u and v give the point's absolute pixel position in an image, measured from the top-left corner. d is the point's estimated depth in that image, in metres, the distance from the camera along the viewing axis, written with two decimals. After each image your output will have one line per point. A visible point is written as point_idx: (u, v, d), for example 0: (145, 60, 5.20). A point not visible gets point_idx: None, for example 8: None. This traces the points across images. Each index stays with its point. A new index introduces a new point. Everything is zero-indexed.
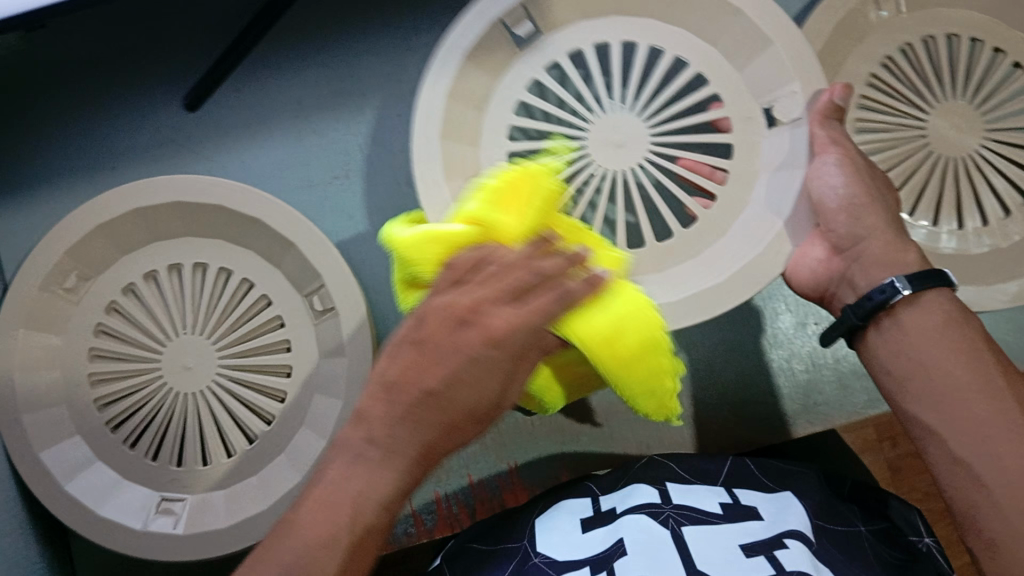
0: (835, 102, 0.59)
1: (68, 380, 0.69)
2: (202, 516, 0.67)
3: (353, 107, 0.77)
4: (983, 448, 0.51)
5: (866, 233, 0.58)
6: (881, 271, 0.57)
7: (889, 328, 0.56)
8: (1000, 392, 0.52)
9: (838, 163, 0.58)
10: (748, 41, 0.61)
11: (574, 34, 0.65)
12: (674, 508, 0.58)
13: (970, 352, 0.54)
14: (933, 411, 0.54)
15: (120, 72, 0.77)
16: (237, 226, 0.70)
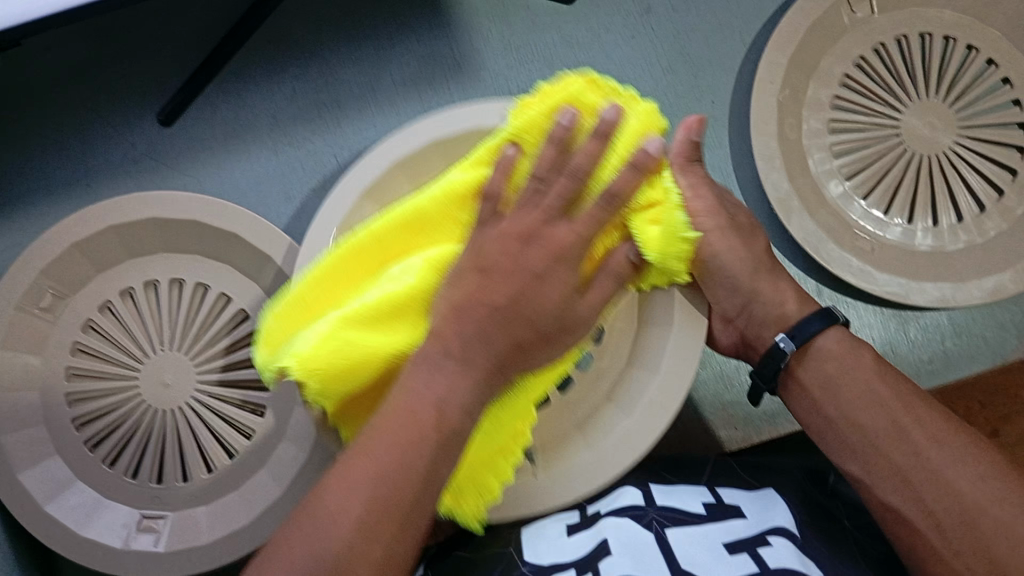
0: (692, 141, 0.59)
1: (46, 399, 0.68)
2: (185, 532, 0.67)
3: (330, 119, 0.77)
4: (906, 493, 0.50)
5: (747, 296, 0.59)
6: (771, 329, 0.58)
7: (793, 387, 0.57)
8: (903, 430, 0.52)
9: (714, 225, 0.58)
10: None
11: None
12: (658, 510, 0.58)
13: (878, 400, 0.53)
14: (857, 462, 0.53)
15: (94, 89, 0.77)
16: (214, 240, 0.69)
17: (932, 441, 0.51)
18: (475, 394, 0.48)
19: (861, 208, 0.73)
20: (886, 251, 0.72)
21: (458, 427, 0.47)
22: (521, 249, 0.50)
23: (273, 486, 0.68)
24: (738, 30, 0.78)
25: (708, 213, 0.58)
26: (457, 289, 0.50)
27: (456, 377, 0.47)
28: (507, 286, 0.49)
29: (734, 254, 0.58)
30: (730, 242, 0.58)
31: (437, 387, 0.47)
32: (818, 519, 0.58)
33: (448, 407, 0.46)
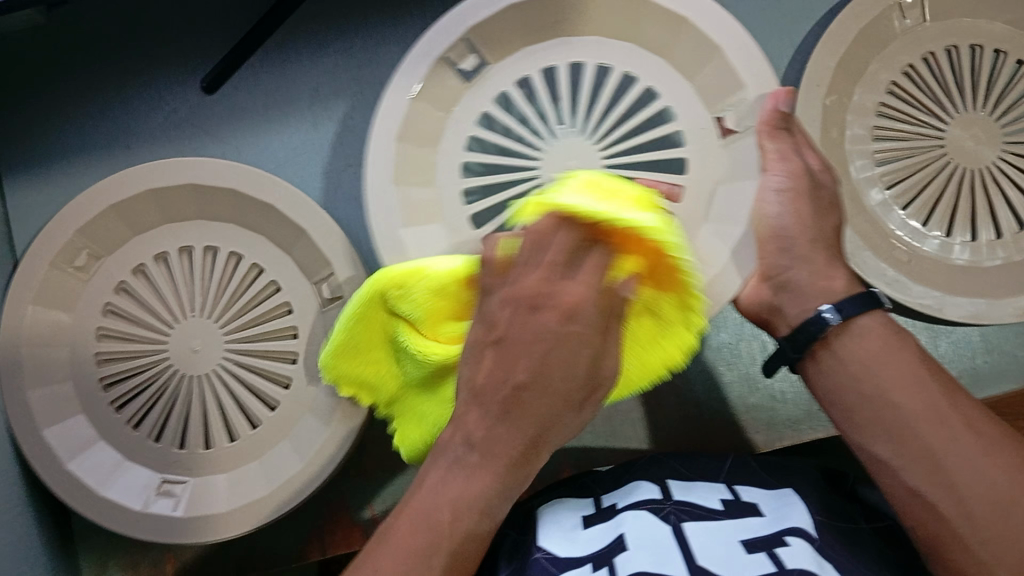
0: (779, 110, 0.59)
1: (76, 355, 0.69)
2: (203, 498, 0.68)
3: (370, 96, 0.77)
4: (938, 478, 0.49)
5: (793, 262, 0.57)
6: (811, 298, 0.55)
7: (827, 359, 0.54)
8: (943, 414, 0.50)
9: (778, 189, 0.58)
10: (701, 51, 0.63)
11: (552, 51, 0.65)
12: (675, 504, 0.58)
13: (913, 378, 0.52)
14: (889, 443, 0.51)
15: (139, 53, 0.77)
16: (249, 210, 0.69)
17: (966, 427, 0.50)
18: (497, 486, 0.48)
19: (899, 218, 0.72)
20: (922, 263, 0.71)
21: (473, 527, 0.48)
22: (535, 329, 0.48)
23: (293, 458, 0.67)
24: (784, 33, 0.78)
25: (780, 176, 0.58)
26: (478, 365, 0.49)
27: (479, 472, 0.48)
28: (528, 360, 0.48)
29: (794, 221, 0.57)
30: (799, 210, 0.57)
31: (454, 486, 0.48)
32: (836, 520, 0.58)
33: (463, 508, 0.48)
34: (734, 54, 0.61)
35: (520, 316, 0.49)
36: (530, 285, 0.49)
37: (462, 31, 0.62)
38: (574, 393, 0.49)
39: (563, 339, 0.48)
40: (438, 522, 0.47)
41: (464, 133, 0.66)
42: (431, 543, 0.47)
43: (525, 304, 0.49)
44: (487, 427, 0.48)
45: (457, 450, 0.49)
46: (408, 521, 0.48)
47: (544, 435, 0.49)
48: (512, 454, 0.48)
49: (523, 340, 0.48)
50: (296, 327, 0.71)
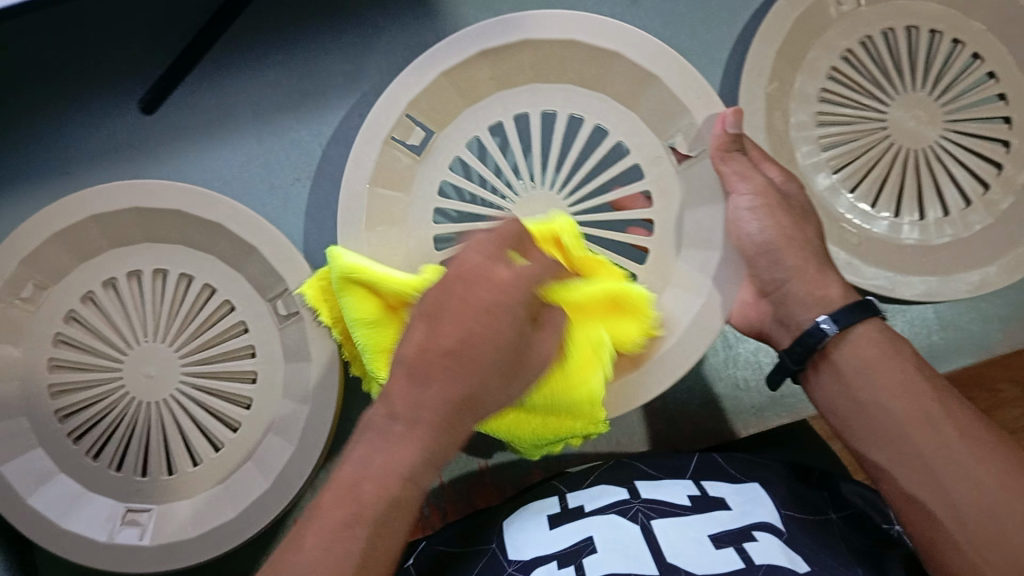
0: (728, 132, 0.60)
1: (27, 389, 0.68)
2: (169, 525, 0.67)
3: (316, 107, 0.76)
4: (929, 482, 0.50)
5: (788, 275, 0.58)
6: (804, 311, 0.57)
7: (825, 369, 0.55)
8: (934, 420, 0.51)
9: (750, 208, 0.59)
10: (635, 79, 0.64)
11: (492, 109, 0.66)
12: (643, 503, 0.58)
13: (908, 384, 0.52)
14: (884, 449, 0.52)
15: (74, 77, 0.76)
16: (199, 230, 0.69)
17: (960, 435, 0.50)
18: (430, 453, 0.46)
19: (848, 201, 0.73)
20: (873, 245, 0.72)
21: (405, 500, 0.46)
22: (462, 297, 0.47)
23: (258, 478, 0.67)
24: (725, 24, 0.78)
25: (749, 195, 0.59)
26: (411, 334, 0.48)
27: (405, 440, 0.46)
28: (454, 330, 0.46)
29: (775, 234, 0.58)
30: (775, 222, 0.59)
31: (380, 456, 0.46)
32: (802, 510, 0.59)
33: (390, 477, 0.46)
34: (670, 82, 0.62)
35: (446, 285, 0.48)
36: (490, 273, 0.48)
37: (438, 75, 0.63)
38: (495, 359, 0.47)
39: (486, 308, 0.47)
40: (360, 494, 0.45)
41: (436, 179, 0.67)
42: (354, 512, 0.45)
43: (456, 273, 0.48)
44: (410, 400, 0.46)
45: (380, 424, 0.47)
46: (329, 496, 0.46)
47: (470, 406, 0.47)
48: (445, 412, 0.46)
49: (450, 307, 0.47)
50: (253, 346, 0.70)
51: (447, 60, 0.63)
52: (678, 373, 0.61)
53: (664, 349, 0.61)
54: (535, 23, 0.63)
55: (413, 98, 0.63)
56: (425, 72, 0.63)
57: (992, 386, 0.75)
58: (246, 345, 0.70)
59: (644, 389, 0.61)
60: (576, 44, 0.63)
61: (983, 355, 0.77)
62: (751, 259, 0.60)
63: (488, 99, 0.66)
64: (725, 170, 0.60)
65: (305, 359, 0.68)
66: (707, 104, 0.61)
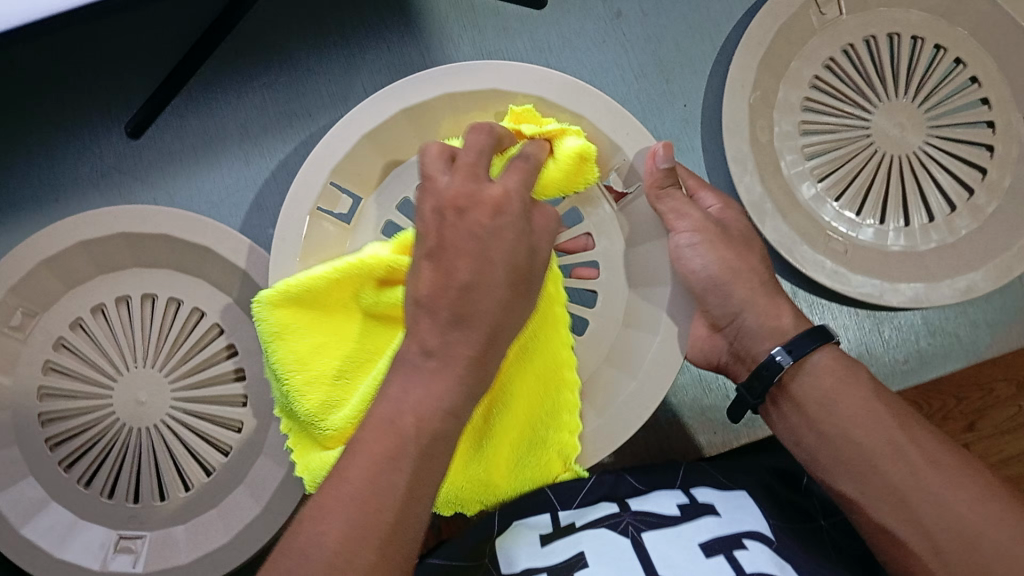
0: (661, 168, 0.60)
1: (20, 419, 0.68)
2: (163, 551, 0.66)
3: (302, 128, 0.76)
4: (901, 512, 0.50)
5: (740, 307, 0.59)
6: (760, 344, 0.59)
7: (787, 404, 0.57)
8: (901, 450, 0.51)
9: (692, 244, 0.60)
10: None
11: None
12: (634, 515, 0.58)
13: (870, 416, 0.53)
14: (852, 480, 0.53)
15: (61, 102, 0.75)
16: (189, 255, 0.69)
17: (929, 462, 0.51)
18: (457, 393, 0.44)
19: (833, 210, 0.73)
20: (860, 252, 0.72)
21: (439, 429, 0.44)
22: (468, 230, 0.45)
23: (252, 501, 0.67)
24: (707, 36, 0.78)
25: (689, 233, 0.60)
26: (418, 281, 0.46)
27: (437, 377, 0.44)
28: (467, 259, 0.45)
29: (719, 268, 0.60)
30: (718, 257, 0.60)
31: (417, 389, 0.44)
32: (794, 521, 0.59)
33: (430, 412, 0.43)
34: (597, 120, 0.62)
35: (443, 218, 0.45)
36: (493, 196, 0.46)
37: (358, 140, 0.61)
38: (503, 290, 0.45)
39: (493, 232, 0.45)
40: (402, 427, 0.43)
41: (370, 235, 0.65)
42: (397, 447, 0.42)
43: (450, 209, 0.45)
44: (441, 333, 0.44)
45: (414, 360, 0.45)
46: (369, 432, 0.43)
47: (498, 329, 0.46)
48: (471, 351, 0.45)
49: (459, 238, 0.45)
50: (241, 368, 0.70)
51: (368, 123, 0.61)
52: (642, 420, 0.61)
53: (627, 395, 0.62)
54: (453, 79, 0.61)
55: (336, 166, 0.61)
56: (346, 138, 0.61)
57: (986, 384, 0.76)
58: (233, 369, 0.70)
59: (611, 437, 0.61)
60: (499, 94, 0.62)
61: (973, 359, 0.78)
62: (701, 295, 0.61)
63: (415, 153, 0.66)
64: (660, 208, 0.61)
65: None
66: (637, 144, 0.62)
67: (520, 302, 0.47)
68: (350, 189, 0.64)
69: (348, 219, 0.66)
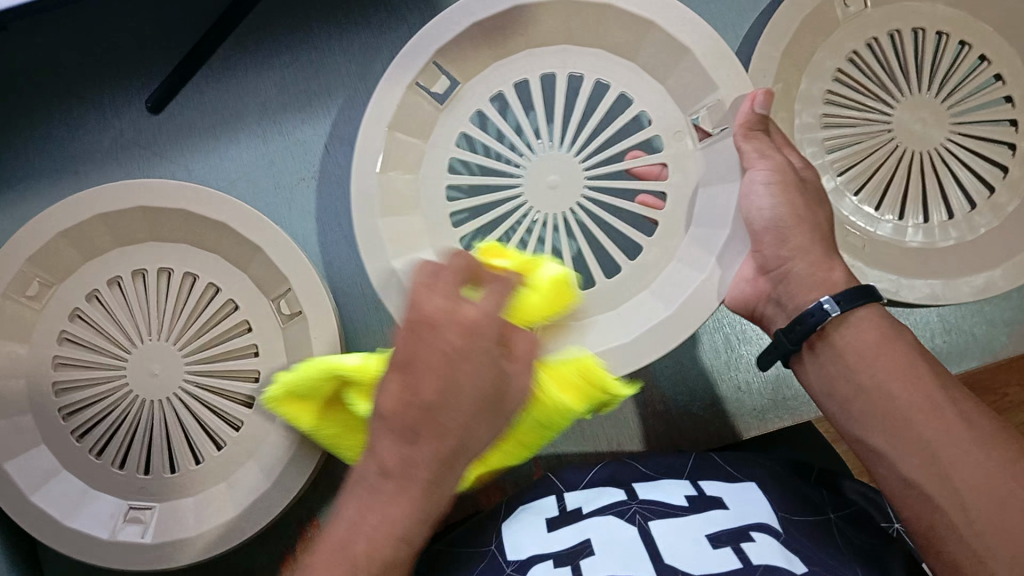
0: (757, 112, 0.60)
1: (33, 390, 0.68)
2: (171, 523, 0.67)
3: (320, 107, 0.76)
4: (930, 467, 0.49)
5: (792, 254, 0.57)
6: (806, 291, 0.56)
7: (827, 351, 0.55)
8: (938, 404, 0.50)
9: (767, 183, 0.59)
10: (669, 52, 0.64)
11: (519, 65, 0.67)
12: (640, 504, 0.58)
13: (909, 370, 0.52)
14: (882, 434, 0.52)
15: (83, 77, 0.76)
16: (205, 229, 0.69)
17: (965, 421, 0.50)
18: (415, 516, 0.44)
19: (852, 204, 0.72)
20: (877, 246, 0.72)
21: (393, 557, 0.44)
22: (435, 348, 0.43)
23: (261, 477, 0.67)
24: (730, 26, 0.78)
25: (765, 172, 0.59)
26: (383, 392, 0.44)
27: (394, 502, 0.44)
28: (432, 382, 0.43)
29: (786, 213, 0.58)
30: (788, 202, 0.58)
31: (372, 515, 0.44)
32: (804, 511, 0.58)
33: (381, 542, 0.43)
34: (698, 50, 0.62)
35: (411, 334, 0.44)
36: (464, 318, 0.44)
37: (450, 37, 0.64)
38: (468, 412, 0.44)
39: (453, 354, 0.43)
40: (352, 554, 0.43)
41: (454, 131, 0.68)
42: (342, 573, 0.43)
43: (422, 324, 0.44)
44: (397, 454, 0.44)
45: (370, 481, 0.45)
46: (321, 560, 0.44)
47: (459, 452, 0.45)
48: (431, 463, 0.44)
49: (424, 359, 0.43)
50: (257, 345, 0.70)
51: (456, 17, 0.63)
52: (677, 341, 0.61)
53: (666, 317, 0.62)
54: None
55: (433, 51, 0.64)
56: (430, 40, 0.64)
57: (1000, 389, 0.77)
58: (248, 344, 0.70)
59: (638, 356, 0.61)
60: (616, 7, 0.63)
61: (989, 358, 0.77)
62: (758, 235, 0.59)
63: (515, 56, 0.67)
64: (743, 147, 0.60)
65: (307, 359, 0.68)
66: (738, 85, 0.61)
67: (481, 422, 0.45)
68: (450, 73, 0.66)
69: (444, 100, 0.68)
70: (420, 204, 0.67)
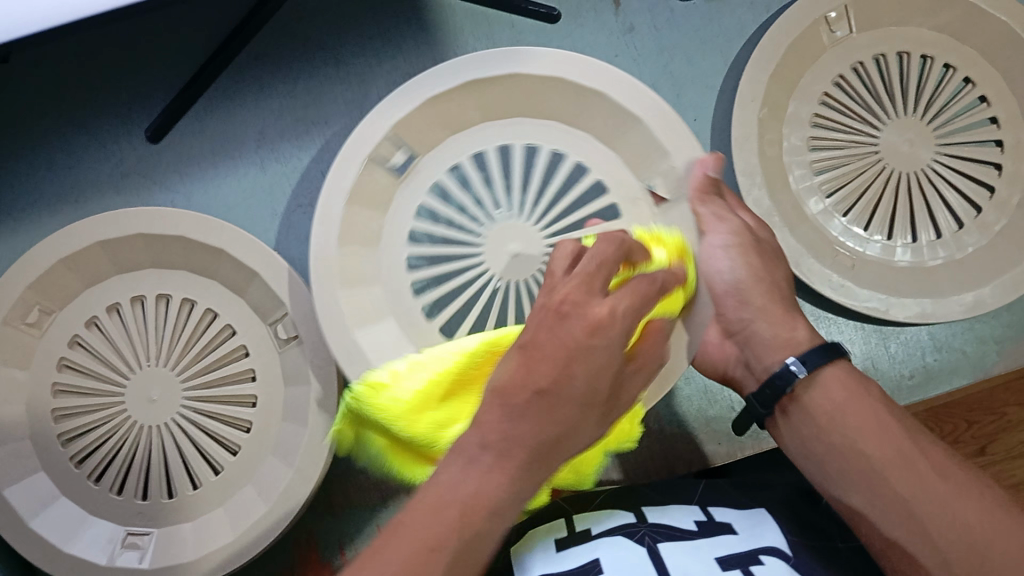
0: (710, 176, 0.60)
1: (33, 415, 0.69)
2: (169, 549, 0.67)
3: (318, 136, 0.77)
4: (910, 526, 0.50)
5: (753, 316, 0.59)
6: (771, 355, 0.58)
7: (798, 412, 0.56)
8: (911, 461, 0.51)
9: (725, 245, 0.59)
10: (619, 120, 0.64)
11: (475, 137, 0.66)
12: (651, 526, 0.58)
13: (880, 427, 0.53)
14: (860, 493, 0.52)
15: (83, 106, 0.77)
16: (203, 256, 0.70)
17: (938, 474, 0.50)
18: (510, 492, 0.42)
19: (841, 225, 0.73)
20: (867, 266, 0.73)
21: (485, 531, 0.41)
22: (560, 337, 0.45)
23: (259, 501, 0.67)
24: (718, 51, 0.79)
25: (724, 234, 0.60)
26: (502, 370, 0.46)
27: (490, 469, 0.42)
28: (553, 361, 0.44)
29: (746, 275, 0.59)
30: (747, 264, 0.59)
31: (469, 483, 0.42)
32: (807, 534, 0.59)
33: (479, 502, 0.41)
34: (655, 123, 0.61)
35: (548, 321, 0.46)
36: (597, 313, 0.46)
37: (417, 104, 0.62)
38: (574, 401, 0.45)
39: (588, 351, 0.45)
40: (445, 515, 0.40)
41: (414, 202, 0.66)
42: (436, 535, 0.40)
43: (552, 313, 0.46)
44: (501, 425, 0.43)
45: (470, 452, 0.43)
46: (408, 518, 0.41)
47: (560, 446, 0.45)
48: (536, 443, 0.43)
49: (546, 342, 0.45)
50: (254, 370, 0.71)
51: (412, 97, 0.61)
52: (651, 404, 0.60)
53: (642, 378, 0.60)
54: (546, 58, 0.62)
55: (395, 119, 0.61)
56: (398, 104, 0.61)
57: (998, 408, 0.76)
58: (245, 369, 0.71)
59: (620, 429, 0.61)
60: (570, 83, 0.62)
61: (981, 376, 0.78)
62: (720, 299, 0.60)
63: (472, 126, 0.66)
64: (702, 211, 0.60)
65: (304, 383, 0.69)
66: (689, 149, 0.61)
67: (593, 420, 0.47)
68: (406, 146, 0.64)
69: (400, 172, 0.66)
70: (377, 268, 0.66)
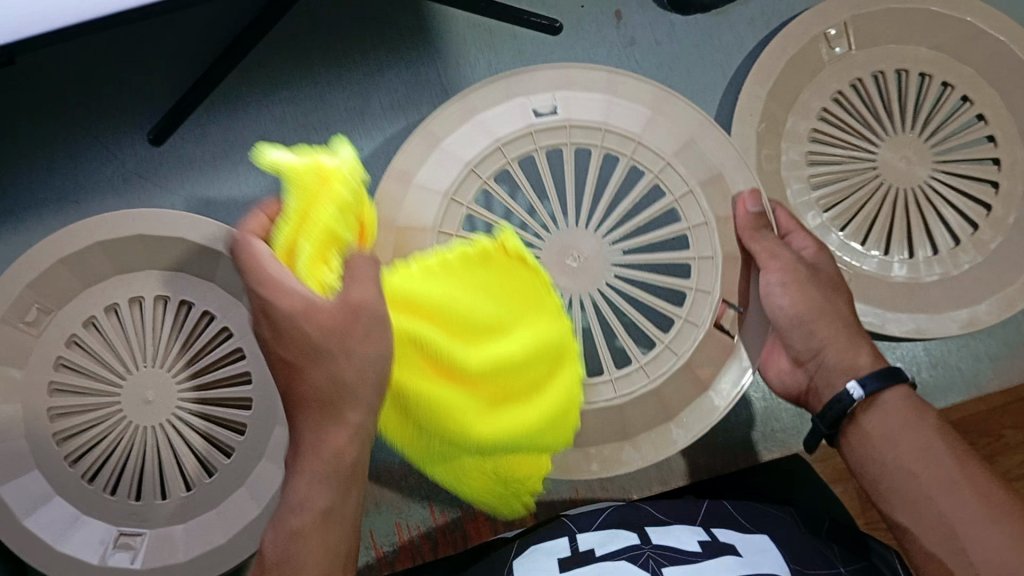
0: (752, 211, 0.64)
1: (28, 414, 0.68)
2: (162, 550, 0.67)
3: (319, 142, 0.78)
4: (951, 545, 0.52)
5: (821, 344, 0.61)
6: (839, 377, 0.60)
7: (854, 433, 0.59)
8: (955, 484, 0.53)
9: (782, 282, 0.62)
10: (691, 120, 0.65)
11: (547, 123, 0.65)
12: (654, 549, 0.57)
13: (929, 452, 0.55)
14: (911, 510, 0.55)
15: (89, 108, 0.78)
16: (204, 259, 0.71)
17: (978, 498, 0.52)
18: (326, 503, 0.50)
19: (839, 239, 0.73)
20: (863, 281, 0.73)
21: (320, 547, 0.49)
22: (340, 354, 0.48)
23: (254, 504, 0.68)
24: (719, 66, 0.80)
25: (778, 272, 0.62)
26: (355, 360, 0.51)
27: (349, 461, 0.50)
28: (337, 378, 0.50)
29: (805, 307, 0.62)
30: (805, 298, 0.62)
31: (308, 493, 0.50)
32: (811, 561, 0.57)
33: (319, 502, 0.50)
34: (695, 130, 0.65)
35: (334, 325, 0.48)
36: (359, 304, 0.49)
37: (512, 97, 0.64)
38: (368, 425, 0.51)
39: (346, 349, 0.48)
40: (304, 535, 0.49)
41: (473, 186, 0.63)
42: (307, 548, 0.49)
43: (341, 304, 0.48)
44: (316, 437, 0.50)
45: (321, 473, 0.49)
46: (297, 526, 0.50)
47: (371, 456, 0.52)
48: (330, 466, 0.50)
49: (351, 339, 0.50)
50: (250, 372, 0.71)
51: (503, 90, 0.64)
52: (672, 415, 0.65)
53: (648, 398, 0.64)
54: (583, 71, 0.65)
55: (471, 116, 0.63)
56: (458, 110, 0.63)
57: (996, 431, 0.77)
58: (242, 372, 0.71)
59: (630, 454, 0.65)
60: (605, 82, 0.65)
61: (977, 391, 0.78)
62: (785, 322, 0.62)
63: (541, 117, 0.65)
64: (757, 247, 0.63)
65: None
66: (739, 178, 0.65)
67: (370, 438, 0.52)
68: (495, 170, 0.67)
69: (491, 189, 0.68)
70: None
